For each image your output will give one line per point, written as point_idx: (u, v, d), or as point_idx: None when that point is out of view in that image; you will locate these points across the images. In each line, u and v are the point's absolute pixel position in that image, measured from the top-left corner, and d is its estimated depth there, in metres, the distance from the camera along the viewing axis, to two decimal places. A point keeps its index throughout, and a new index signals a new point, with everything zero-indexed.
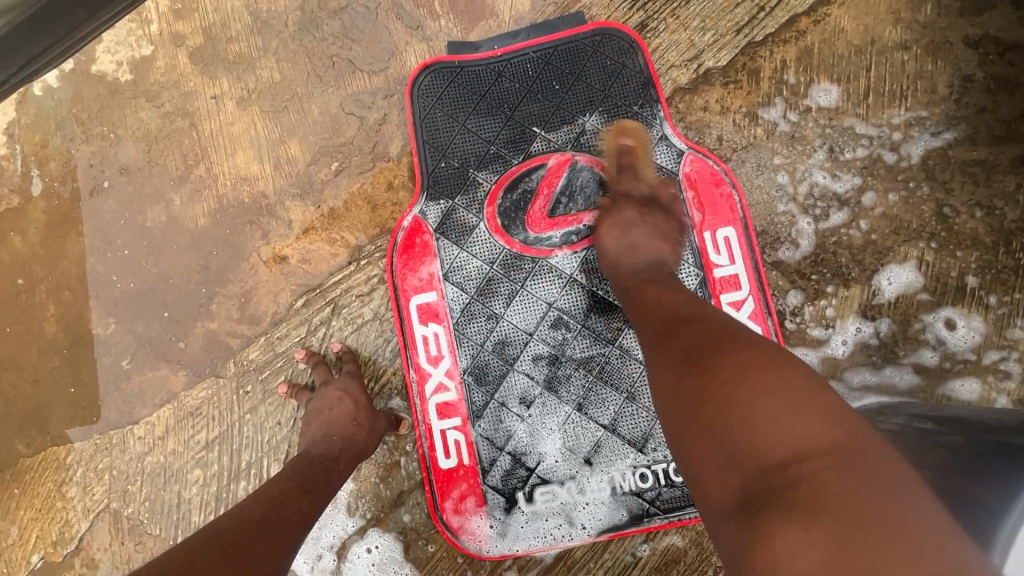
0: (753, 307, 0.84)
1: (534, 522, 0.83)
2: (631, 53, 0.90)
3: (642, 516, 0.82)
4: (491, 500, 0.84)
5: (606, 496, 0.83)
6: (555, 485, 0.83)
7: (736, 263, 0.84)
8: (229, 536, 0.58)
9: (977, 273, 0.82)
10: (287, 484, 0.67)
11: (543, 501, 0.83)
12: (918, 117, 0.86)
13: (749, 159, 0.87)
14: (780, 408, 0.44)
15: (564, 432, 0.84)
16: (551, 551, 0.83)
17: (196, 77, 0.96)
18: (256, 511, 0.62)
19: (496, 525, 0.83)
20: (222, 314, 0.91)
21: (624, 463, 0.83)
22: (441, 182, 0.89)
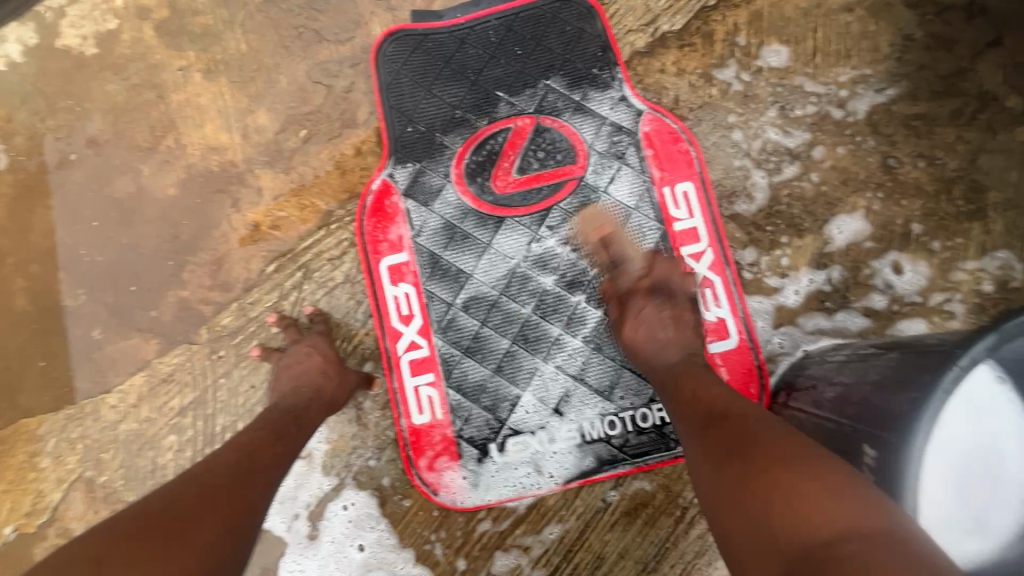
0: (712, 258, 0.87)
1: (505, 472, 0.85)
2: (590, 19, 0.93)
3: (611, 462, 0.85)
4: (465, 452, 0.86)
5: (575, 444, 0.85)
6: (525, 436, 0.86)
7: (694, 215, 0.88)
8: (208, 479, 0.60)
9: (921, 220, 0.87)
10: (259, 433, 0.69)
11: (515, 451, 0.85)
12: (863, 75, 0.90)
13: (704, 118, 0.91)
14: (815, 503, 0.46)
15: (534, 385, 0.86)
16: (523, 500, 0.85)
17: (163, 49, 0.97)
18: (235, 454, 0.65)
19: (470, 475, 0.86)
20: (193, 282, 0.92)
21: (593, 411, 0.85)
22: (409, 146, 0.91)
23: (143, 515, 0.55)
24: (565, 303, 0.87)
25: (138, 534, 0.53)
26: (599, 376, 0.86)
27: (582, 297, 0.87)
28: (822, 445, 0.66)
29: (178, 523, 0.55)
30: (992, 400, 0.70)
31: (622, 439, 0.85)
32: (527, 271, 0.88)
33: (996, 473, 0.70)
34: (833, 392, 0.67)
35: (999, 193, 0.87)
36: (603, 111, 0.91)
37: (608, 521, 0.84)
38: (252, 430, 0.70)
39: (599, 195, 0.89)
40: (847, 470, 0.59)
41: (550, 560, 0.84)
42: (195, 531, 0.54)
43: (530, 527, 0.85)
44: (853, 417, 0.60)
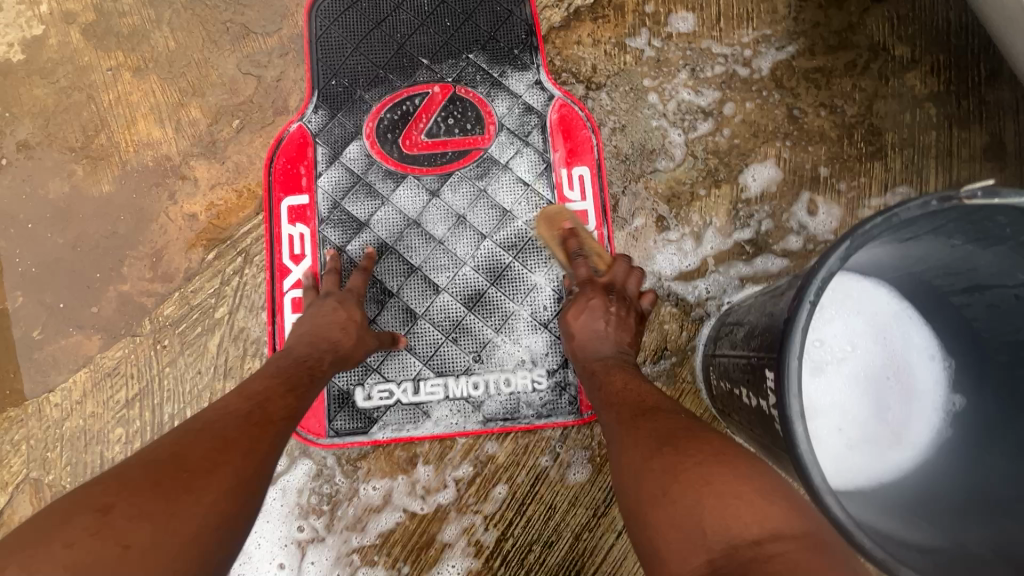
0: (597, 240, 0.91)
1: (409, 412, 0.88)
2: (520, 3, 0.97)
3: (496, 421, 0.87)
4: (377, 391, 0.88)
5: (460, 397, 0.88)
6: (423, 380, 0.88)
7: (587, 199, 0.92)
8: (209, 430, 0.58)
9: (827, 164, 0.93)
10: (272, 385, 0.67)
11: (429, 393, 0.88)
12: (764, 35, 0.97)
13: (621, 85, 0.96)
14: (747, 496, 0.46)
15: (433, 338, 0.89)
16: (404, 442, 0.87)
17: (91, 52, 0.98)
18: (238, 410, 0.61)
19: (354, 416, 0.88)
20: (133, 276, 0.92)
21: (492, 372, 0.88)
22: (331, 97, 0.95)
23: (144, 460, 0.53)
24: (465, 270, 0.90)
25: (149, 479, 0.50)
26: (507, 340, 0.89)
27: (484, 268, 0.90)
28: (741, 383, 0.68)
29: (185, 475, 0.51)
30: (896, 318, 0.73)
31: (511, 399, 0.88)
32: (430, 236, 0.91)
33: (912, 386, 0.73)
34: (743, 332, 0.70)
35: (895, 134, 0.93)
36: (517, 91, 0.95)
37: (557, 472, 0.87)
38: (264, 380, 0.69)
39: (495, 171, 0.93)
40: (758, 398, 0.61)
41: (504, 516, 0.86)
42: (206, 486, 0.51)
43: (483, 486, 0.86)
44: (758, 347, 0.63)
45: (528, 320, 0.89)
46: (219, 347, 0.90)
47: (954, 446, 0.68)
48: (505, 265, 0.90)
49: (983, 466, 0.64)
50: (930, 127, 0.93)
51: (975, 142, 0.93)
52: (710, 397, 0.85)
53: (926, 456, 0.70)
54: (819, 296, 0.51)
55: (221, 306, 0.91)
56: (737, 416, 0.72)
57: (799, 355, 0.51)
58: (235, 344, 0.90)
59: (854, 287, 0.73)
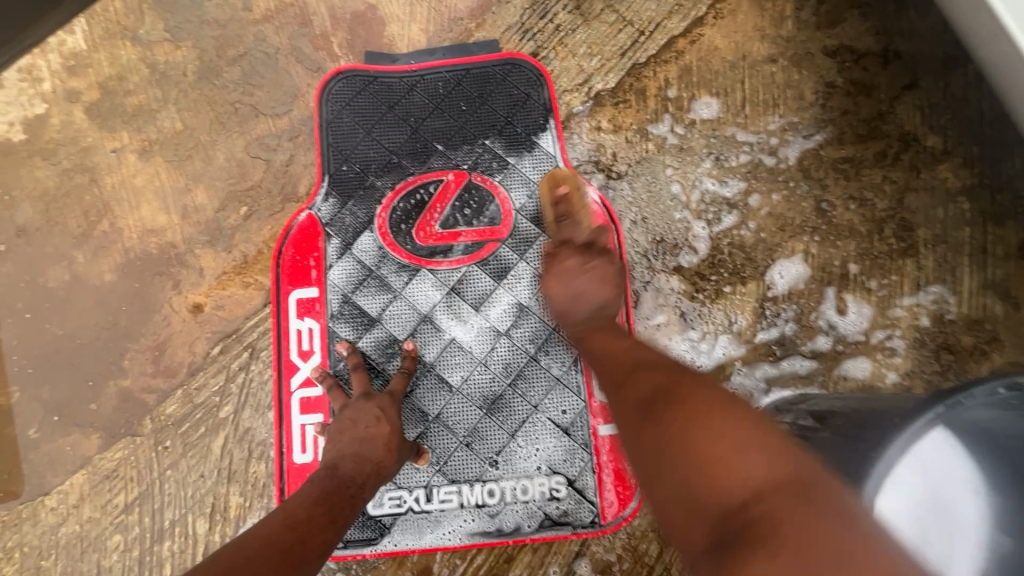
0: None
1: (422, 521, 0.84)
2: (539, 85, 0.94)
3: (511, 532, 0.83)
4: (387, 499, 0.84)
5: (474, 504, 0.84)
6: (435, 487, 0.84)
7: None
8: (250, 567, 0.56)
9: (857, 260, 0.89)
10: (314, 510, 0.63)
11: (442, 503, 0.84)
12: (791, 123, 0.93)
13: (643, 173, 0.92)
14: (744, 446, 0.46)
15: (447, 444, 0.85)
16: (414, 552, 0.83)
17: (95, 132, 0.95)
18: (279, 541, 0.60)
19: (363, 526, 0.83)
20: (135, 370, 0.89)
21: (508, 479, 0.84)
22: (341, 183, 0.92)
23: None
24: (480, 369, 0.86)
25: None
26: (526, 444, 0.85)
27: (501, 367, 0.86)
28: None
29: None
30: (945, 462, 0.64)
31: (528, 507, 0.84)
32: (444, 332, 0.88)
33: (951, 518, 0.64)
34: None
35: (927, 230, 0.90)
36: (535, 178, 0.92)
37: None
38: (302, 502, 0.64)
39: (512, 265, 0.89)
40: None
41: None
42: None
43: None
44: None
45: (547, 424, 0.85)
46: (224, 449, 0.86)
47: None
48: (522, 364, 0.86)
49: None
50: (964, 223, 0.90)
51: (1010, 239, 0.89)
52: None
53: None
54: None
55: (225, 405, 0.87)
56: None
57: None
58: (240, 446, 0.86)
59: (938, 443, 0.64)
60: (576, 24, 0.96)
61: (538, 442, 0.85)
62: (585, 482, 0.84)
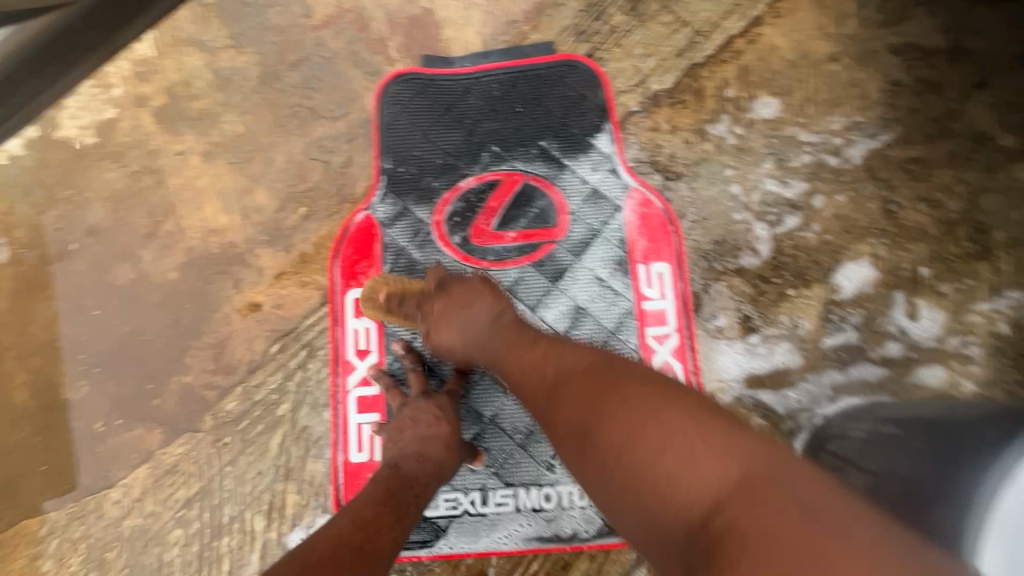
0: (676, 343, 0.86)
1: (478, 524, 0.83)
2: (594, 87, 0.94)
3: (569, 538, 0.81)
4: (444, 501, 0.83)
5: (531, 509, 0.82)
6: (491, 490, 0.83)
7: (666, 297, 0.87)
8: (324, 567, 0.52)
9: (928, 263, 0.86)
10: (382, 509, 0.62)
11: (498, 506, 0.83)
12: (855, 122, 0.91)
13: (701, 174, 0.91)
14: (691, 439, 0.41)
15: (506, 447, 0.84)
16: (470, 556, 0.82)
17: (161, 135, 0.98)
18: (350, 539, 0.57)
19: (419, 528, 0.83)
20: (196, 367, 0.90)
21: (566, 484, 0.83)
22: (398, 184, 0.93)
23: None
24: None
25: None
26: None
27: None
28: None
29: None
30: None
31: (586, 513, 0.82)
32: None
33: None
34: (864, 480, 0.66)
35: (1004, 233, 0.86)
36: (592, 178, 0.91)
37: None
38: (370, 500, 0.63)
39: (569, 267, 0.89)
40: None
41: None
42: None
43: None
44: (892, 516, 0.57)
45: None
46: (281, 446, 0.87)
47: None
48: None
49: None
50: None
51: None
52: None
53: None
54: None
55: (284, 403, 0.88)
56: None
57: None
58: (297, 444, 0.87)
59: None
60: (632, 25, 0.96)
61: None
62: None
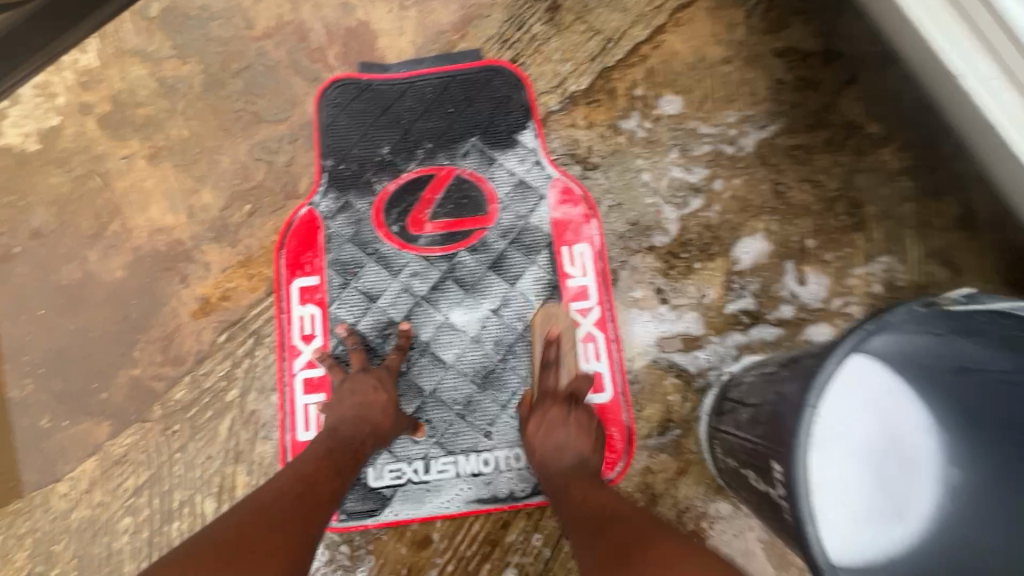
0: (598, 314, 0.95)
1: (421, 491, 0.88)
2: (518, 89, 1.03)
3: (507, 499, 0.88)
4: (389, 472, 0.89)
5: (470, 474, 0.89)
6: (433, 458, 0.89)
7: (587, 274, 0.96)
8: (267, 511, 0.62)
9: (813, 236, 0.98)
10: (321, 463, 0.69)
11: (440, 474, 0.89)
12: (746, 115, 1.03)
13: (616, 163, 1.01)
14: None
15: (445, 417, 0.90)
16: (414, 522, 0.87)
17: (107, 141, 1.02)
18: (292, 489, 0.65)
19: (366, 498, 0.88)
20: (144, 360, 0.93)
21: (502, 449, 0.89)
22: (338, 180, 0.99)
23: (214, 539, 0.58)
24: (473, 348, 0.92)
25: (220, 560, 0.55)
26: (519, 415, 0.90)
27: (491, 344, 0.93)
28: (747, 464, 0.70)
29: (250, 556, 0.56)
30: (902, 414, 0.72)
31: (521, 475, 0.89)
32: (438, 314, 0.94)
33: (904, 455, 0.72)
34: (747, 413, 0.73)
35: (874, 206, 0.99)
36: (518, 170, 1.00)
37: (568, 549, 0.86)
38: (312, 455, 0.71)
39: (500, 251, 0.96)
40: (767, 485, 0.63)
41: None
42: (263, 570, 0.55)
43: (497, 566, 0.86)
44: (762, 434, 0.65)
45: None
46: (230, 430, 0.90)
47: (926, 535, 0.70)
48: (511, 340, 0.93)
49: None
50: (906, 200, 0.99)
51: (948, 212, 0.98)
52: (716, 470, 0.85)
53: (926, 532, 0.70)
54: (821, 397, 0.54)
55: (232, 388, 0.92)
56: (743, 495, 0.75)
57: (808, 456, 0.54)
58: (246, 427, 0.91)
59: (871, 374, 0.71)
60: (550, 34, 1.06)
61: None
62: None
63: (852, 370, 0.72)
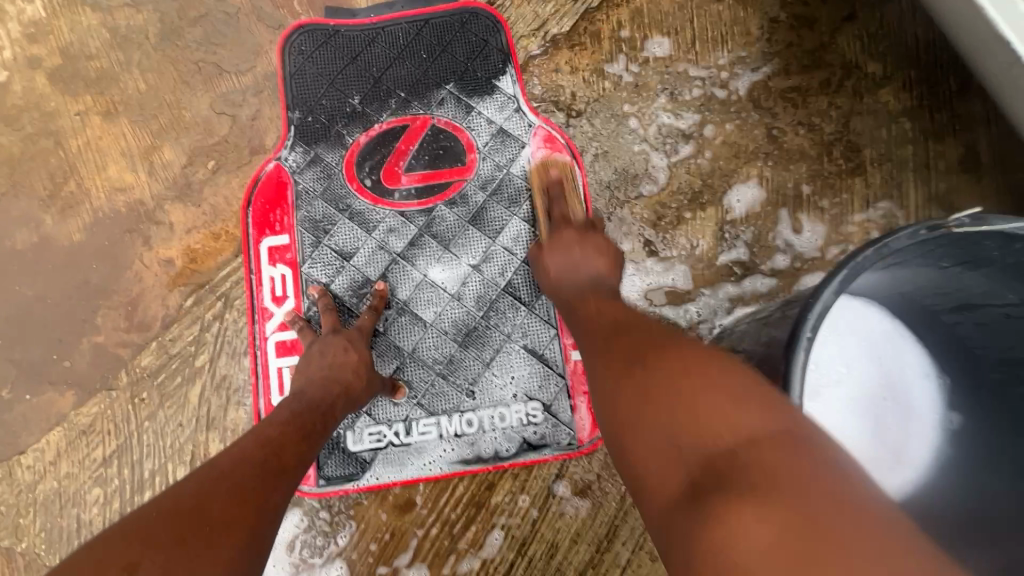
0: None
1: (404, 454, 0.85)
2: (496, 32, 0.97)
3: (492, 459, 0.85)
4: (369, 435, 0.85)
5: (453, 435, 0.85)
6: (414, 420, 0.86)
7: None
8: (229, 478, 0.55)
9: (809, 182, 0.93)
10: (287, 428, 0.64)
11: (421, 436, 0.85)
12: (739, 57, 0.97)
13: (601, 110, 0.96)
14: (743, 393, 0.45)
15: (426, 378, 0.86)
16: (396, 485, 0.84)
17: (58, 96, 0.95)
18: (254, 456, 0.59)
19: (346, 463, 0.85)
20: (108, 326, 0.89)
21: (486, 408, 0.86)
22: (306, 133, 0.93)
23: (165, 511, 0.49)
24: (454, 306, 0.88)
25: (177, 535, 0.47)
26: (504, 373, 0.86)
27: (473, 301, 0.88)
28: None
29: (212, 530, 0.49)
30: (903, 359, 0.72)
31: (507, 435, 0.85)
32: (415, 271, 0.89)
33: (905, 402, 0.71)
34: (739, 360, 0.69)
35: (873, 149, 0.94)
36: (498, 119, 0.94)
37: (555, 509, 0.84)
38: (273, 421, 0.65)
39: (479, 204, 0.91)
40: None
41: (504, 559, 0.83)
42: (230, 541, 0.50)
43: (483, 527, 0.83)
44: (756, 379, 0.61)
45: (521, 352, 0.87)
46: (201, 397, 0.87)
47: (953, 477, 0.66)
48: (493, 297, 0.88)
49: (1021, 541, 0.57)
50: (906, 142, 0.94)
51: (950, 154, 0.94)
52: None
53: (925, 477, 0.68)
54: (817, 330, 0.50)
55: (201, 354, 0.88)
56: None
57: (801, 394, 0.49)
58: (217, 393, 0.87)
59: (865, 316, 0.71)
60: None
61: (514, 370, 0.87)
62: (561, 407, 0.86)
63: (846, 311, 0.72)
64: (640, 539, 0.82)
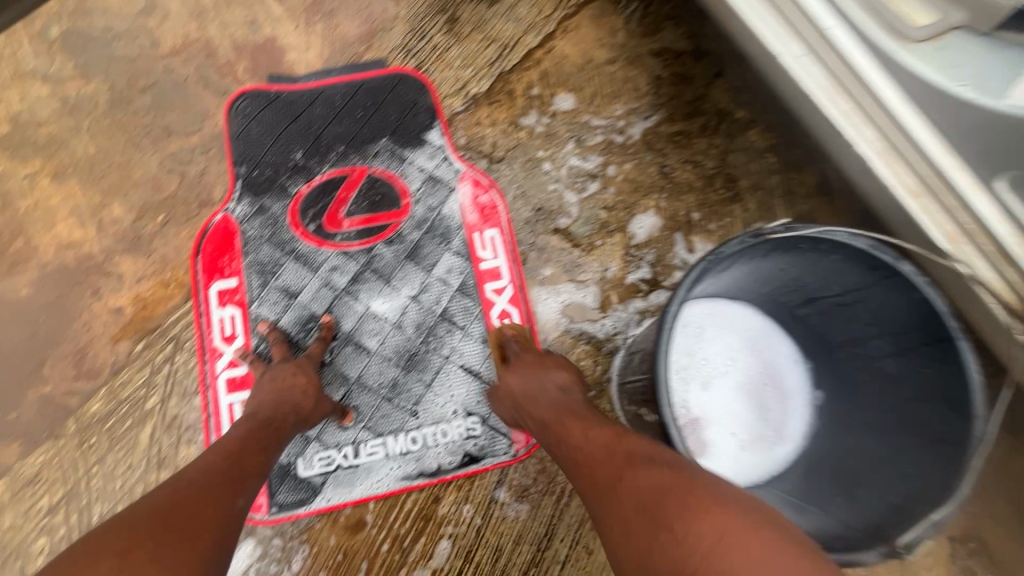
0: (510, 293, 1.02)
1: (354, 475, 0.91)
2: (423, 93, 1.11)
3: (436, 472, 0.92)
4: (320, 460, 0.91)
5: (399, 453, 0.92)
6: (362, 442, 0.92)
7: (499, 257, 1.03)
8: (196, 486, 0.61)
9: (698, 210, 1.10)
10: (245, 442, 0.70)
11: (370, 457, 0.91)
12: (632, 108, 1.15)
13: (519, 156, 1.10)
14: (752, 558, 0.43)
15: (371, 402, 0.94)
16: (347, 506, 0.90)
17: (8, 161, 1.01)
18: (216, 465, 0.65)
19: (297, 489, 0.89)
20: (55, 376, 0.92)
21: (428, 426, 0.93)
22: (252, 186, 1.02)
23: (146, 510, 0.56)
24: (395, 334, 0.97)
25: (155, 527, 0.54)
26: (444, 392, 0.95)
27: (412, 327, 0.97)
28: None
29: (187, 525, 0.56)
30: (776, 349, 0.85)
31: (449, 448, 0.93)
32: (358, 304, 0.98)
33: (783, 387, 0.84)
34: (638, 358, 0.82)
35: (747, 180, 1.13)
36: (428, 167, 1.07)
37: (498, 514, 0.91)
38: (230, 438, 0.71)
39: (415, 242, 1.02)
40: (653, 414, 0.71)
41: (453, 567, 0.89)
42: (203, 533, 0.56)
43: (431, 539, 0.89)
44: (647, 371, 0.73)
45: (459, 371, 0.96)
46: (151, 438, 0.90)
47: (823, 443, 0.79)
48: (431, 323, 0.98)
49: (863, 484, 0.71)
50: (773, 172, 1.13)
51: (808, 181, 1.13)
52: (624, 417, 0.93)
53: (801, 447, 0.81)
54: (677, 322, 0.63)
55: (152, 396, 0.92)
56: None
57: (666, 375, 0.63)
58: (168, 433, 0.90)
59: (739, 316, 0.85)
60: (450, 43, 1.14)
61: (454, 388, 0.95)
62: (497, 418, 0.95)
63: (728, 313, 0.85)
64: (576, 535, 0.90)
